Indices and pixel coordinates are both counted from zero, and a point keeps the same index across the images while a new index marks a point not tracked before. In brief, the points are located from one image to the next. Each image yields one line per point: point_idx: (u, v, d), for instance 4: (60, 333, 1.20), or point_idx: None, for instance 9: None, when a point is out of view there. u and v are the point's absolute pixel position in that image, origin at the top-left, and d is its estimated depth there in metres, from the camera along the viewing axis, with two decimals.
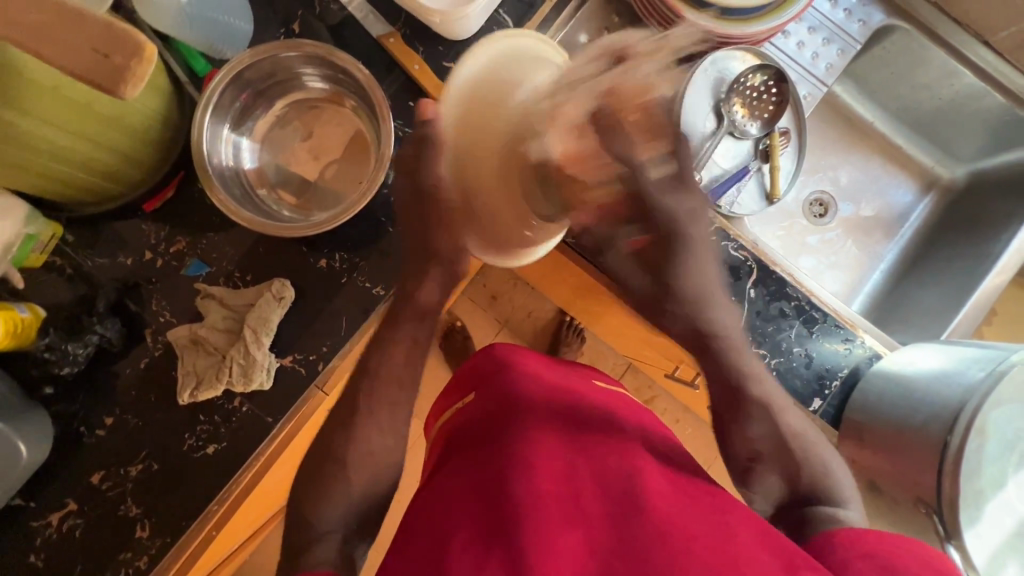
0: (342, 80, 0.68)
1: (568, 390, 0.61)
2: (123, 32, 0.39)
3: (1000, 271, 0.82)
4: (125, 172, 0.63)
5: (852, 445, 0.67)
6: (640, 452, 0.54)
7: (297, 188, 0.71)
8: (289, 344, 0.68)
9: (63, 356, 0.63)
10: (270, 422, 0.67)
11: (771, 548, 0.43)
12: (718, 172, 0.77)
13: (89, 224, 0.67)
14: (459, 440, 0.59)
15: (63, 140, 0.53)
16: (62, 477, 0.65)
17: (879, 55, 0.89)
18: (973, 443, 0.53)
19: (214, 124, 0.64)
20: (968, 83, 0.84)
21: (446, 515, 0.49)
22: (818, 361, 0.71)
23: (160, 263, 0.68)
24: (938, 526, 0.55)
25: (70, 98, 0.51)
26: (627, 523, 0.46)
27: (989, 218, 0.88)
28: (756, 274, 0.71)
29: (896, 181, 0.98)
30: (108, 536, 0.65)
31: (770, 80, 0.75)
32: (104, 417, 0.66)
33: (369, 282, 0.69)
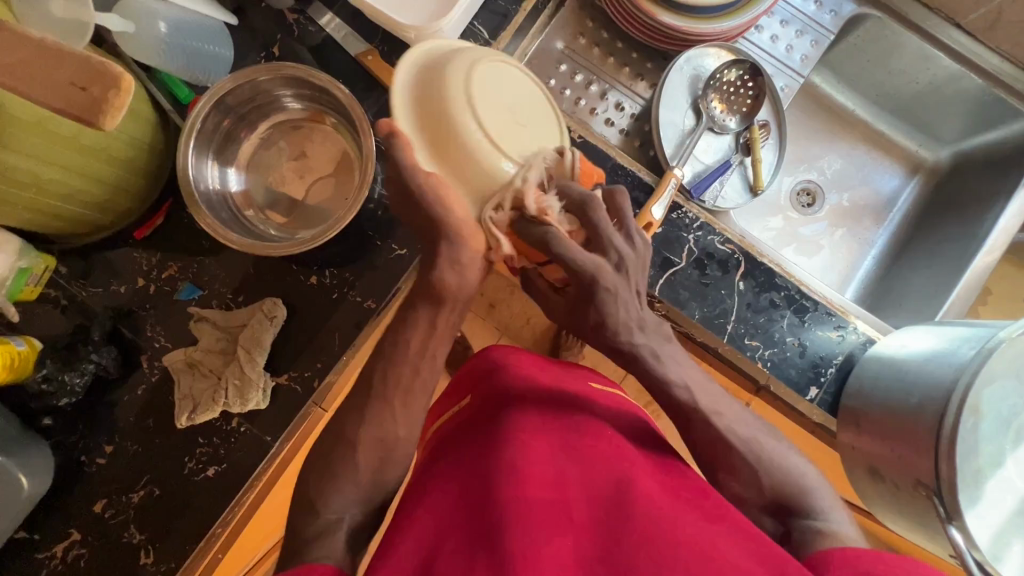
0: (324, 99, 0.69)
1: (560, 393, 0.61)
2: (99, 65, 0.40)
3: (990, 250, 0.81)
4: (114, 203, 0.64)
5: (851, 432, 0.67)
6: (632, 456, 0.54)
7: (286, 208, 0.71)
8: (284, 362, 0.69)
9: (61, 386, 0.64)
10: (269, 441, 0.68)
11: (761, 555, 0.44)
12: (701, 167, 0.78)
13: (83, 255, 0.68)
14: (451, 444, 0.59)
15: (49, 172, 0.54)
16: (65, 508, 0.65)
17: (853, 44, 0.89)
18: (968, 421, 0.53)
19: (199, 150, 0.65)
20: (944, 66, 0.85)
21: (436, 518, 0.50)
22: (812, 349, 0.71)
23: (153, 289, 0.69)
24: (938, 508, 0.54)
25: (54, 131, 0.51)
26: (615, 526, 0.46)
27: (974, 197, 0.89)
28: (744, 266, 0.71)
29: (881, 167, 0.99)
30: (113, 564, 0.65)
31: (745, 74, 0.76)
32: (104, 444, 0.67)
33: (361, 296, 0.70)
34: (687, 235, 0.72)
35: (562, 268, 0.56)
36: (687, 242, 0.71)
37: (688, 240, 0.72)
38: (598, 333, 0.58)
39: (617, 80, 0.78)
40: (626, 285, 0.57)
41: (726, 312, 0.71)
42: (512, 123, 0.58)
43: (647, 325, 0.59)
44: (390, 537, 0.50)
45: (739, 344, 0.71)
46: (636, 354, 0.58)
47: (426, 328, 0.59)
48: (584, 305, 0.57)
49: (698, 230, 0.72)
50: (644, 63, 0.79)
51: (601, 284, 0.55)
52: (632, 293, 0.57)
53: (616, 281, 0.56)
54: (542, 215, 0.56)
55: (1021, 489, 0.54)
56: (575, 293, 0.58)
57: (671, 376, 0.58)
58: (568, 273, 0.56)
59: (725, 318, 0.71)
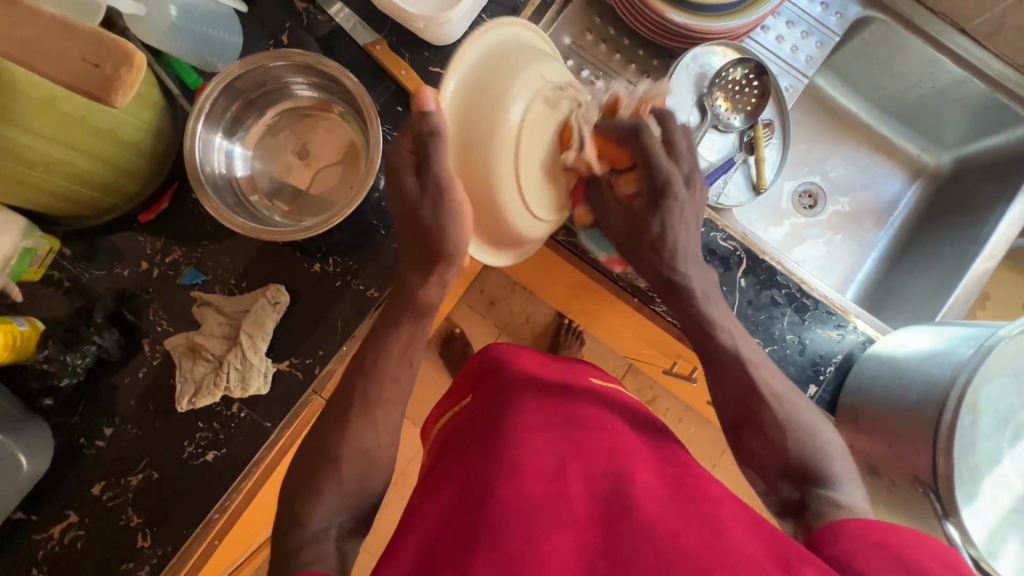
0: (332, 87, 0.69)
1: (563, 387, 0.61)
2: (113, 43, 0.40)
3: (989, 256, 0.82)
4: (121, 184, 0.64)
5: (849, 430, 0.67)
6: (635, 449, 0.54)
7: (290, 195, 0.72)
8: (286, 349, 0.69)
9: (63, 367, 0.64)
10: (269, 427, 0.68)
11: (768, 544, 0.44)
12: (704, 165, 0.79)
13: (86, 237, 0.68)
14: (455, 440, 0.60)
15: (58, 152, 0.54)
16: (63, 490, 0.65)
17: (858, 47, 0.90)
18: (966, 419, 0.53)
19: (207, 133, 0.66)
20: (947, 71, 0.85)
21: (440, 516, 0.50)
22: (811, 347, 0.71)
23: (156, 273, 0.69)
24: (935, 504, 0.55)
25: (64, 111, 0.52)
26: (617, 522, 0.46)
27: (974, 202, 0.90)
28: (746, 263, 0.72)
29: (883, 171, 0.99)
30: (109, 547, 0.65)
31: (750, 73, 0.77)
32: (104, 427, 0.67)
33: (363, 285, 0.70)
34: None
35: (641, 171, 0.59)
36: None
37: None
38: (654, 253, 0.61)
39: (622, 76, 0.78)
40: (691, 200, 0.60)
41: (727, 308, 0.71)
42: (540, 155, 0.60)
43: (699, 261, 0.62)
44: (395, 533, 0.51)
45: None
46: (687, 288, 0.61)
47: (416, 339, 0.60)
48: (650, 211, 0.60)
49: (701, 226, 0.72)
50: (650, 60, 0.79)
51: (672, 193, 0.59)
52: (695, 210, 0.61)
53: (683, 192, 0.59)
54: (638, 110, 0.61)
55: (1019, 488, 0.54)
56: (642, 203, 0.60)
57: (719, 319, 0.60)
58: (643, 178, 0.60)
59: (726, 315, 0.71)
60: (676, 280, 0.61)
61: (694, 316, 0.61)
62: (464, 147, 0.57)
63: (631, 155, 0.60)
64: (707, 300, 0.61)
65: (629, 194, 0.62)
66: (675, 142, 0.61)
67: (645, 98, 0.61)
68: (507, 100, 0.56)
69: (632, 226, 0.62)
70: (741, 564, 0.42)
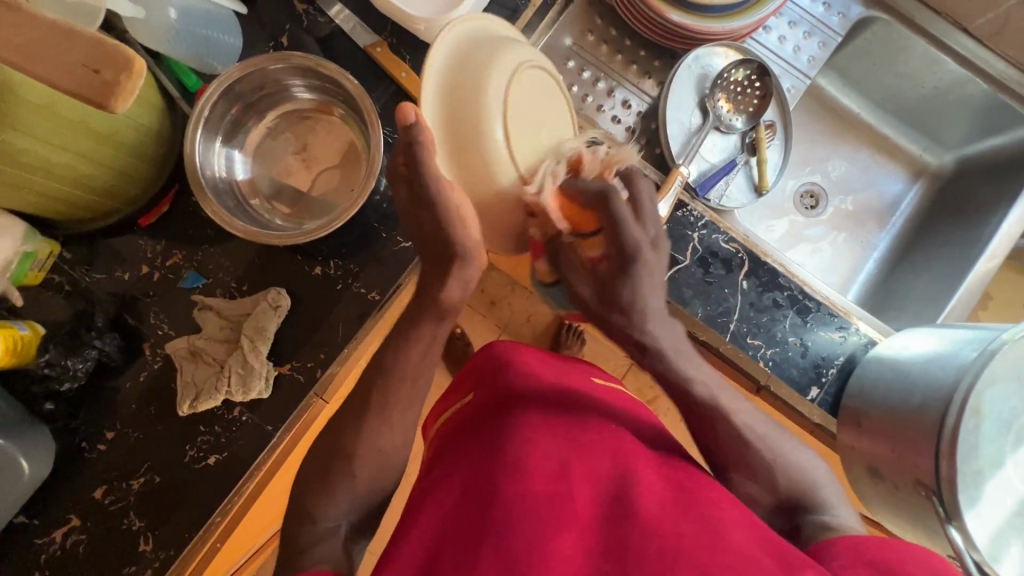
0: (332, 89, 0.69)
1: (563, 387, 0.61)
2: (113, 49, 0.40)
3: (991, 256, 0.82)
4: (121, 188, 0.64)
5: (851, 432, 0.67)
6: (636, 451, 0.54)
7: (290, 198, 0.71)
8: (287, 352, 0.69)
9: (65, 371, 0.64)
10: (271, 430, 0.68)
11: (768, 547, 0.44)
12: (706, 166, 0.78)
13: (86, 241, 0.68)
14: (456, 440, 0.60)
15: (58, 157, 0.54)
16: (64, 494, 0.65)
17: (860, 47, 0.90)
18: (969, 423, 0.53)
19: (206, 136, 0.65)
20: (950, 71, 0.85)
21: (441, 515, 0.50)
22: (813, 350, 0.71)
23: (157, 277, 0.69)
24: (938, 508, 0.55)
25: (64, 116, 0.52)
26: (619, 522, 0.46)
27: (976, 202, 0.89)
28: (748, 266, 0.71)
29: (884, 171, 0.99)
30: (111, 550, 0.65)
31: (753, 74, 0.77)
32: (105, 431, 0.67)
33: (364, 287, 0.70)
34: (692, 233, 0.72)
35: (606, 237, 0.60)
36: (692, 240, 0.72)
37: (693, 238, 0.72)
38: (621, 318, 0.62)
39: (624, 77, 0.78)
40: (658, 265, 0.61)
41: (729, 310, 0.71)
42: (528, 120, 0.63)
43: (665, 320, 0.63)
44: (396, 533, 0.50)
45: (742, 342, 0.71)
46: (657, 349, 0.61)
47: (423, 343, 0.60)
48: (620, 281, 0.61)
49: (703, 228, 0.72)
50: (652, 60, 0.79)
51: (638, 262, 0.59)
52: (662, 271, 0.62)
53: (652, 257, 0.60)
54: (604, 171, 0.65)
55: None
56: (613, 266, 0.61)
57: (692, 375, 0.61)
58: (608, 243, 0.60)
59: (728, 317, 0.71)
60: (642, 341, 0.62)
61: (670, 375, 0.61)
62: (454, 121, 0.60)
63: (598, 220, 0.60)
64: (678, 356, 0.61)
65: (597, 257, 0.64)
66: (641, 201, 0.61)
67: (608, 163, 0.65)
68: (491, 73, 0.60)
69: (604, 291, 0.63)
70: (742, 564, 0.42)
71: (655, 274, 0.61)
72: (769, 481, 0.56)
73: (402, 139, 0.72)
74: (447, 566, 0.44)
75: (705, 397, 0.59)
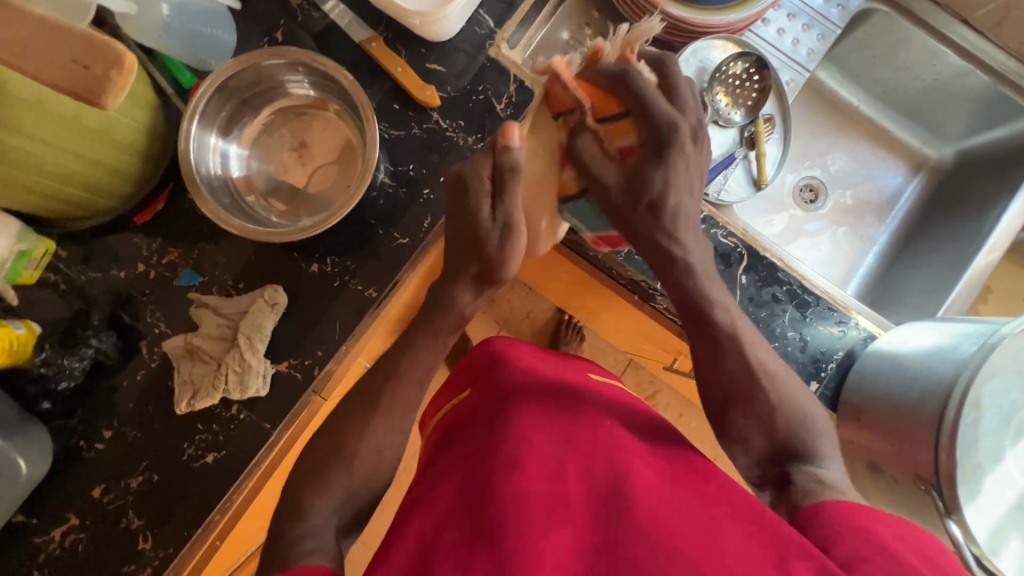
0: (327, 85, 0.68)
1: (559, 383, 0.61)
2: (103, 44, 0.39)
3: (991, 249, 0.81)
4: (115, 186, 0.63)
5: (851, 427, 0.67)
6: (632, 445, 0.54)
7: (287, 195, 0.71)
8: (285, 350, 0.68)
9: (60, 370, 0.64)
10: (269, 428, 0.68)
11: (764, 539, 0.44)
12: (705, 161, 0.78)
13: (81, 239, 0.68)
14: (452, 436, 0.59)
15: (51, 155, 0.53)
16: (63, 493, 0.65)
17: (860, 39, 0.89)
18: (969, 417, 0.53)
19: (201, 133, 0.65)
20: (950, 63, 0.84)
21: (436, 513, 0.50)
22: (812, 344, 0.71)
23: (153, 275, 0.69)
24: (937, 501, 0.55)
25: (56, 113, 0.51)
26: (614, 519, 0.46)
27: (977, 195, 0.89)
28: (747, 260, 0.71)
29: (884, 164, 0.99)
30: (110, 548, 0.65)
31: (751, 67, 0.76)
32: (103, 430, 0.66)
33: (361, 285, 0.70)
34: None
35: (635, 118, 0.54)
36: None
37: None
38: (651, 215, 0.56)
39: None
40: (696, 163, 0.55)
41: None
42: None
43: (697, 230, 0.58)
44: (392, 530, 0.51)
45: None
46: (676, 260, 0.57)
47: (421, 341, 0.59)
48: (650, 164, 0.54)
49: (701, 223, 0.71)
50: (649, 54, 0.78)
51: (676, 137, 0.53)
52: (701, 167, 0.56)
53: (690, 149, 0.54)
54: (626, 52, 0.56)
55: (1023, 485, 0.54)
56: (645, 152, 0.54)
57: (714, 296, 0.57)
58: (642, 126, 0.54)
59: None
60: (673, 252, 0.57)
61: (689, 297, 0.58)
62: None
63: (619, 103, 0.55)
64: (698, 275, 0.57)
65: (624, 149, 0.56)
66: (677, 85, 0.55)
67: (630, 41, 0.56)
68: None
69: (632, 175, 0.55)
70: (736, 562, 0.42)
71: (693, 171, 0.55)
72: (767, 474, 0.56)
73: (399, 135, 0.72)
74: (442, 565, 0.44)
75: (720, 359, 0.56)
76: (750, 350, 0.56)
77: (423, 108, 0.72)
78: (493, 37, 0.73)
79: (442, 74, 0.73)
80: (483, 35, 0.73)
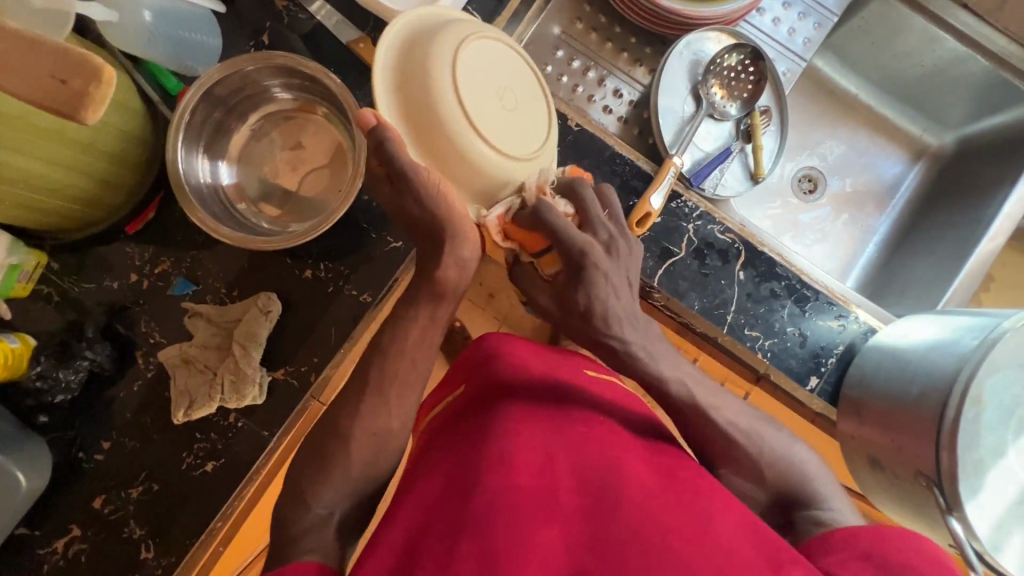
0: (315, 88, 0.68)
1: (553, 380, 0.60)
2: (81, 58, 0.38)
3: (994, 236, 0.80)
4: (103, 196, 0.63)
5: (852, 421, 0.66)
6: (626, 443, 0.54)
7: (278, 200, 0.70)
8: (281, 357, 0.68)
9: (56, 384, 0.64)
10: (267, 435, 0.67)
11: (754, 540, 0.44)
12: (701, 155, 0.77)
13: (74, 250, 0.67)
14: (444, 433, 0.59)
15: (35, 167, 0.53)
16: (64, 505, 0.65)
17: (858, 26, 0.88)
18: (970, 413, 0.52)
19: (188, 141, 0.64)
20: (950, 48, 0.82)
21: (424, 508, 0.49)
22: (812, 339, 0.70)
23: (146, 284, 0.68)
24: (939, 498, 0.54)
25: (38, 125, 0.50)
26: (605, 515, 0.46)
27: (978, 181, 0.87)
28: (745, 256, 0.70)
29: (884, 153, 0.97)
30: (113, 558, 0.65)
31: (746, 59, 0.75)
32: (102, 441, 0.66)
33: (356, 290, 0.69)
34: (687, 225, 0.70)
35: (556, 252, 0.58)
36: (686, 231, 0.70)
37: (688, 230, 0.70)
38: (584, 321, 0.58)
39: (615, 66, 0.77)
40: (615, 266, 0.58)
41: (726, 302, 0.70)
42: (501, 113, 0.59)
43: (637, 323, 0.59)
44: (381, 526, 0.50)
45: (739, 334, 0.70)
46: (629, 354, 0.59)
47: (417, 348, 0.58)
48: (573, 287, 0.58)
49: (698, 219, 0.71)
50: (642, 48, 0.77)
51: (590, 262, 0.57)
52: (621, 275, 0.58)
53: (604, 261, 0.58)
54: (540, 193, 0.60)
55: None
56: (565, 282, 0.58)
57: (668, 374, 0.59)
58: (561, 259, 0.58)
59: (725, 309, 0.70)
60: (612, 344, 0.59)
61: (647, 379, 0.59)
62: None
63: (545, 238, 0.58)
64: (654, 362, 0.59)
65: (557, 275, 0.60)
66: (587, 209, 0.60)
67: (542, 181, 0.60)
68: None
69: (561, 298, 0.59)
70: (730, 562, 0.42)
71: (613, 279, 0.58)
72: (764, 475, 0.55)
73: None
74: (427, 559, 0.43)
75: (698, 390, 0.59)
76: (716, 413, 0.58)
77: None
78: None
79: None
80: None
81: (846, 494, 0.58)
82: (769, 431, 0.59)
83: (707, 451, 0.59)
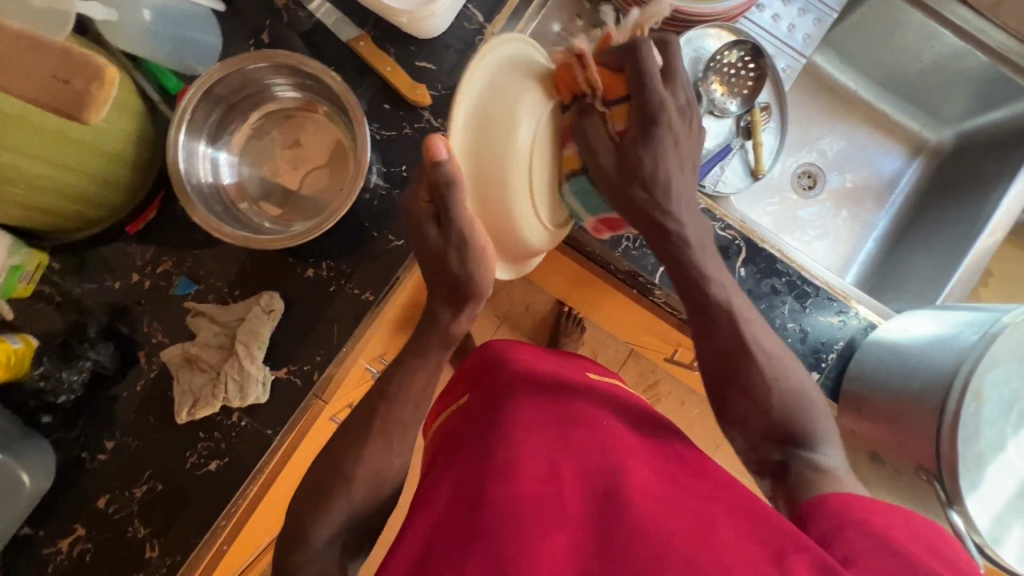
0: (315, 87, 0.67)
1: (557, 385, 0.61)
2: (82, 58, 0.38)
3: (993, 231, 0.80)
4: (105, 197, 0.63)
5: (852, 416, 0.67)
6: (630, 444, 0.54)
7: (278, 199, 0.70)
8: (283, 356, 0.68)
9: (59, 384, 0.64)
10: (270, 434, 0.68)
11: (759, 535, 0.44)
12: (701, 152, 0.77)
13: (75, 250, 0.67)
14: (451, 440, 0.59)
15: (37, 168, 0.53)
16: (69, 505, 0.65)
17: (857, 23, 0.88)
18: (970, 407, 0.53)
19: (189, 141, 0.64)
20: (949, 44, 0.83)
21: (432, 518, 0.50)
22: (813, 335, 0.70)
23: (148, 284, 0.68)
24: (940, 492, 0.55)
25: (39, 126, 0.50)
26: (611, 520, 0.46)
27: (977, 176, 0.88)
28: (746, 252, 0.71)
29: (883, 148, 0.98)
30: (118, 557, 0.66)
31: (746, 55, 0.75)
32: (105, 441, 0.67)
33: (358, 288, 0.69)
34: None
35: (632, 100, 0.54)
36: None
37: None
38: (648, 190, 0.55)
39: None
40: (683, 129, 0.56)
41: None
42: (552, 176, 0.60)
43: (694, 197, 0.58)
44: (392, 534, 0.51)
45: None
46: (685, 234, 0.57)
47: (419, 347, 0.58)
48: (642, 141, 0.54)
49: (698, 216, 0.71)
50: None
51: (665, 112, 0.54)
52: (690, 145, 0.57)
53: (677, 112, 0.55)
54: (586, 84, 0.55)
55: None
56: (636, 136, 0.54)
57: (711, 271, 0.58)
58: (635, 109, 0.54)
59: None
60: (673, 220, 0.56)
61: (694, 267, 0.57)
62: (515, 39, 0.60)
63: (626, 84, 0.55)
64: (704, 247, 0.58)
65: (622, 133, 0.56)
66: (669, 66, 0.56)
67: (640, 23, 0.57)
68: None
69: (624, 159, 0.55)
70: (735, 559, 0.42)
71: (682, 143, 0.56)
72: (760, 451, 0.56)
73: (390, 135, 0.71)
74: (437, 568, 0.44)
75: None
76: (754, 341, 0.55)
77: (414, 106, 0.71)
78: (483, 32, 0.73)
79: (431, 71, 0.72)
80: (472, 30, 0.73)
81: (842, 449, 0.55)
82: (792, 365, 0.57)
83: (722, 368, 0.56)
